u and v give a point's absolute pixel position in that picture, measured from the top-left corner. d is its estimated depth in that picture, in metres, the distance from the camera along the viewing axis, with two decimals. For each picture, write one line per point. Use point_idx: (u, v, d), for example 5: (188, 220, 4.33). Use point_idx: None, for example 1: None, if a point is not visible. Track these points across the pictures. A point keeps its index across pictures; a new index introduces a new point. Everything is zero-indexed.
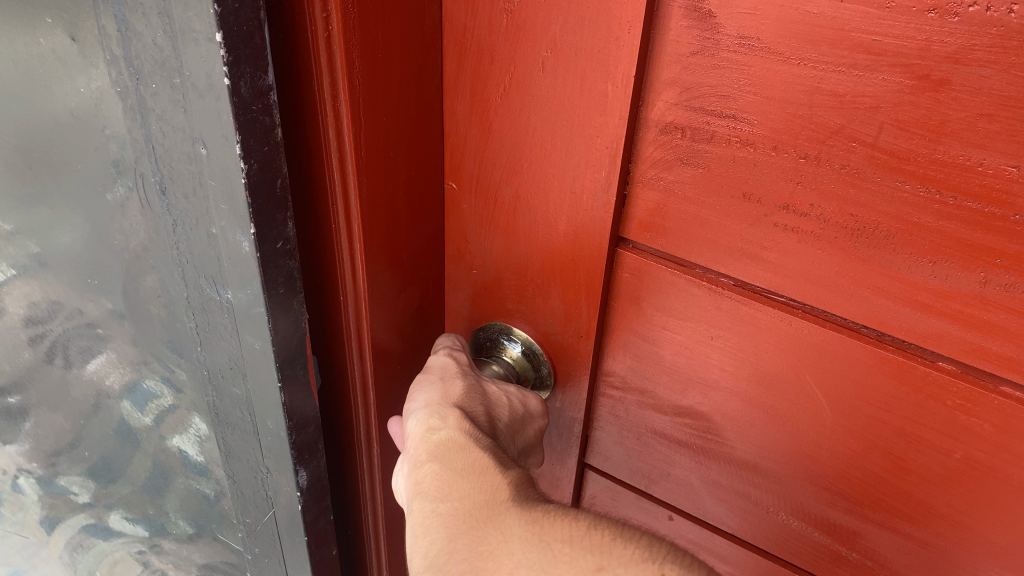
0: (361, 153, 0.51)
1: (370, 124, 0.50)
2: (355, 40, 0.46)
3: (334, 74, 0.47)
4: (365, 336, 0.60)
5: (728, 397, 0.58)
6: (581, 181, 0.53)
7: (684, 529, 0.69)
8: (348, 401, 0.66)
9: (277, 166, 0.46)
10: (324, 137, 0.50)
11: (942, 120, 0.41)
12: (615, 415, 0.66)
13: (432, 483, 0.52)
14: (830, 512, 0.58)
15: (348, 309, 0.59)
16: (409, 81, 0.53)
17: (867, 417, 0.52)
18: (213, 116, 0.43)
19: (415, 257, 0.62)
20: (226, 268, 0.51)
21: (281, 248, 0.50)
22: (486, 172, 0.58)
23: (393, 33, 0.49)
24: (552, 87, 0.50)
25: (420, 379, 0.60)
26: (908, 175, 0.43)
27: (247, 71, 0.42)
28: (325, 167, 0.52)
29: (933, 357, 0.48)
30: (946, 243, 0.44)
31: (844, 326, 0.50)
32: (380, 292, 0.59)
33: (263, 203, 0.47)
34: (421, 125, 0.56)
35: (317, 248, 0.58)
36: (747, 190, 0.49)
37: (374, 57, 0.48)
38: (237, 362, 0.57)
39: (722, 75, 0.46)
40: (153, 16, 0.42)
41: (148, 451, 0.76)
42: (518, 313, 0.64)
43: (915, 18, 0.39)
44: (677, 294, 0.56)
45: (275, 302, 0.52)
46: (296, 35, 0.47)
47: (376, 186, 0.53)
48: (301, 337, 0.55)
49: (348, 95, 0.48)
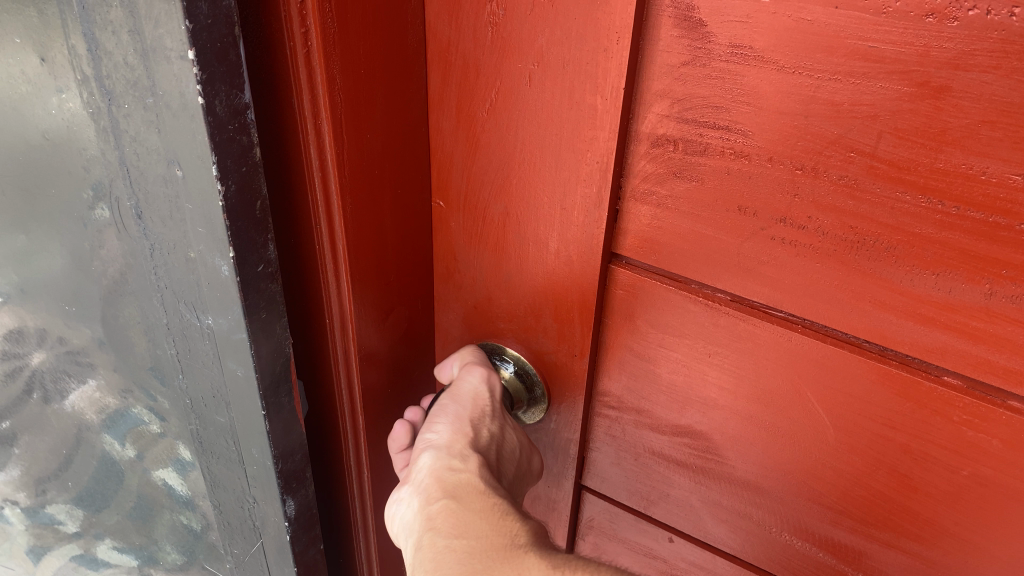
0: (346, 172, 0.49)
1: (353, 141, 0.49)
2: (336, 55, 0.45)
3: (314, 90, 0.46)
4: (353, 360, 0.58)
5: (727, 416, 0.57)
6: (571, 198, 0.51)
7: (684, 551, 0.67)
8: (337, 429, 0.64)
9: (256, 188, 0.45)
10: (305, 155, 0.49)
11: (943, 128, 0.39)
12: (612, 435, 0.64)
13: (446, 522, 0.52)
14: (836, 534, 0.57)
15: (335, 333, 0.57)
16: (393, 98, 0.51)
17: (870, 434, 0.51)
18: (188, 136, 0.42)
19: (404, 276, 0.60)
20: (206, 293, 0.49)
21: (262, 272, 0.48)
22: (474, 189, 0.56)
23: (374, 48, 0.48)
24: (540, 100, 0.49)
25: (446, 403, 0.58)
26: (909, 185, 0.42)
27: (222, 90, 0.41)
28: (308, 187, 0.50)
29: (938, 371, 0.47)
30: (949, 254, 0.42)
31: (844, 340, 0.49)
32: (367, 315, 0.57)
33: (242, 225, 0.45)
34: (406, 144, 0.54)
35: (301, 271, 0.56)
36: (742, 203, 0.47)
37: (357, 71, 0.47)
38: (220, 390, 0.56)
39: (715, 86, 0.44)
40: (124, 34, 0.41)
41: (135, 481, 0.74)
42: (510, 332, 0.62)
43: (913, 23, 0.38)
44: (672, 311, 0.54)
45: (259, 329, 0.50)
46: (274, 50, 0.45)
47: (360, 205, 0.52)
48: (285, 363, 0.53)
49: (329, 112, 0.46)
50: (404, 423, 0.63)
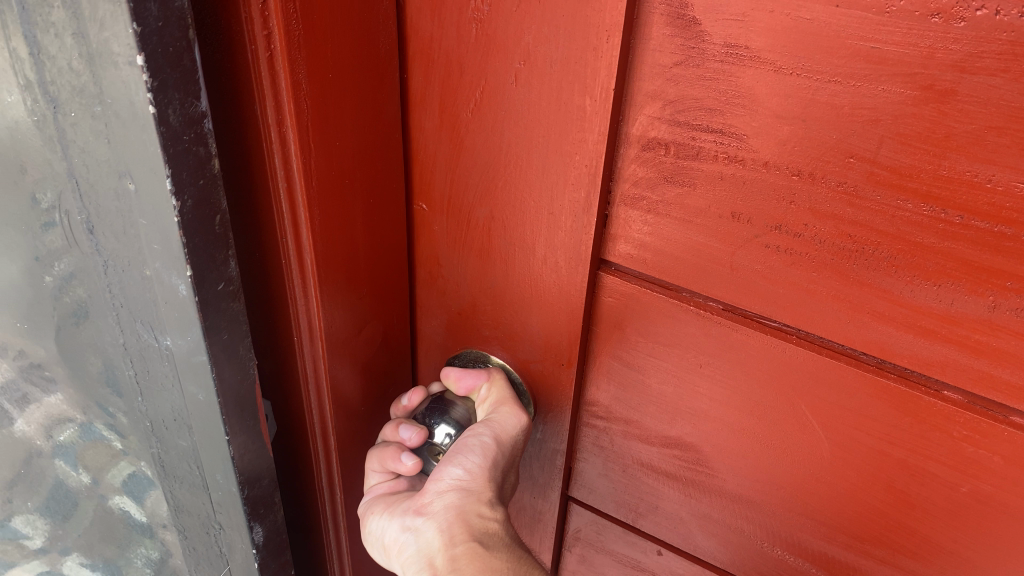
0: (313, 181, 0.47)
1: (320, 149, 0.47)
2: (301, 59, 0.43)
3: (278, 96, 0.44)
4: (324, 378, 0.56)
5: (719, 427, 0.55)
6: (559, 201, 0.49)
7: (673, 564, 0.65)
8: (306, 449, 0.62)
9: (214, 202, 0.44)
10: (269, 167, 0.47)
11: (947, 133, 0.38)
12: (599, 446, 0.62)
13: (472, 564, 0.54)
14: (830, 549, 0.55)
15: (304, 351, 0.55)
16: (364, 101, 0.49)
17: (867, 447, 0.49)
18: (141, 148, 0.40)
19: (380, 287, 0.58)
20: (164, 313, 0.48)
21: (222, 290, 0.47)
22: (457, 192, 0.54)
23: (343, 51, 0.46)
24: (527, 100, 0.47)
25: (486, 440, 0.56)
26: (910, 193, 0.40)
27: (176, 98, 0.39)
28: (272, 201, 0.48)
29: (937, 386, 0.45)
30: (951, 265, 0.41)
31: (841, 352, 0.47)
32: (338, 330, 0.55)
33: (199, 242, 0.44)
34: (380, 151, 0.52)
35: (266, 285, 0.53)
36: (735, 209, 0.45)
37: (324, 77, 0.45)
38: (180, 413, 0.54)
39: (709, 87, 0.42)
40: (67, 37, 0.39)
41: (90, 505, 0.71)
42: (495, 340, 0.59)
43: (917, 23, 0.36)
44: (663, 320, 0.52)
45: (221, 350, 0.49)
46: (234, 54, 0.43)
47: (330, 216, 0.50)
48: (248, 384, 0.53)
49: (295, 119, 0.45)
50: (411, 427, 0.58)
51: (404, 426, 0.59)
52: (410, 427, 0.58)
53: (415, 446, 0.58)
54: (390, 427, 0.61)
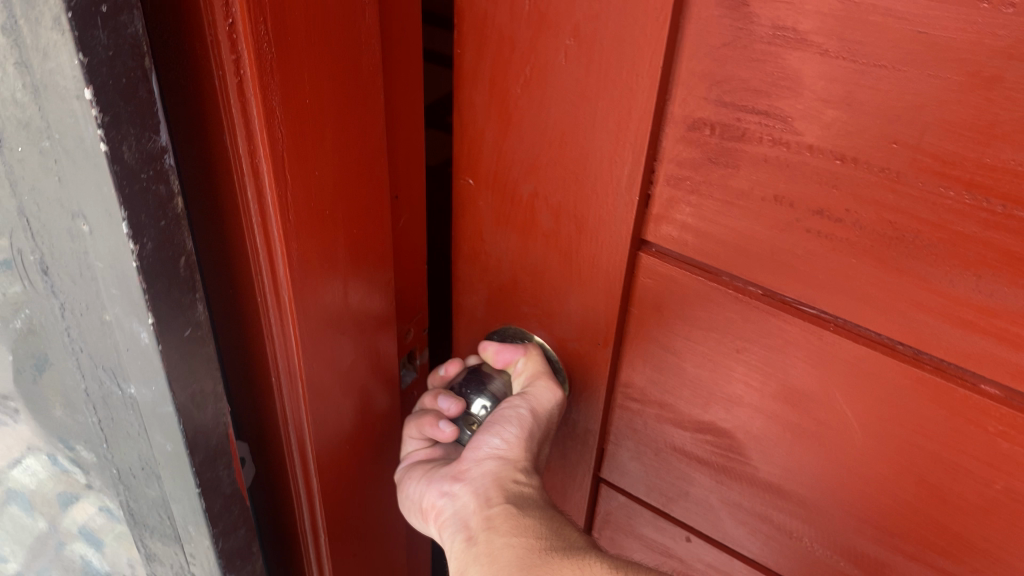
0: (290, 211, 0.45)
1: (298, 179, 0.45)
2: (274, 84, 0.41)
3: (249, 124, 0.42)
4: (303, 416, 0.55)
5: (753, 414, 0.55)
6: (602, 178, 0.50)
7: (702, 551, 0.65)
8: (287, 479, 0.61)
9: (177, 243, 0.43)
10: (243, 198, 0.45)
11: (992, 121, 0.38)
12: (632, 428, 0.62)
13: (505, 523, 0.54)
14: (859, 542, 0.55)
15: (281, 379, 0.53)
16: (348, 128, 0.46)
17: (900, 439, 0.49)
18: (93, 188, 0.39)
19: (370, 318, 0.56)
20: (127, 360, 0.47)
21: (188, 335, 0.46)
22: (504, 167, 0.54)
23: (325, 74, 0.43)
24: (575, 77, 0.47)
25: (522, 411, 0.58)
26: (953, 180, 0.40)
27: (131, 134, 0.37)
28: (247, 233, 0.47)
29: (975, 380, 0.45)
30: (992, 255, 0.41)
31: (879, 342, 0.47)
32: (320, 363, 0.53)
33: (161, 286, 0.43)
34: (368, 178, 0.50)
35: (246, 314, 0.52)
36: (778, 192, 0.45)
37: (301, 103, 0.43)
38: (149, 461, 0.54)
39: (757, 69, 0.43)
40: (11, 69, 0.37)
41: (67, 529, 0.70)
42: (534, 318, 0.60)
43: (966, 8, 0.36)
44: (700, 304, 0.52)
45: (187, 399, 0.48)
46: (204, 79, 0.42)
47: (309, 249, 0.48)
48: (221, 430, 0.52)
49: (268, 148, 0.43)
50: (450, 397, 0.59)
51: (443, 396, 0.60)
52: (448, 398, 0.59)
53: (452, 417, 0.59)
54: (428, 397, 0.62)
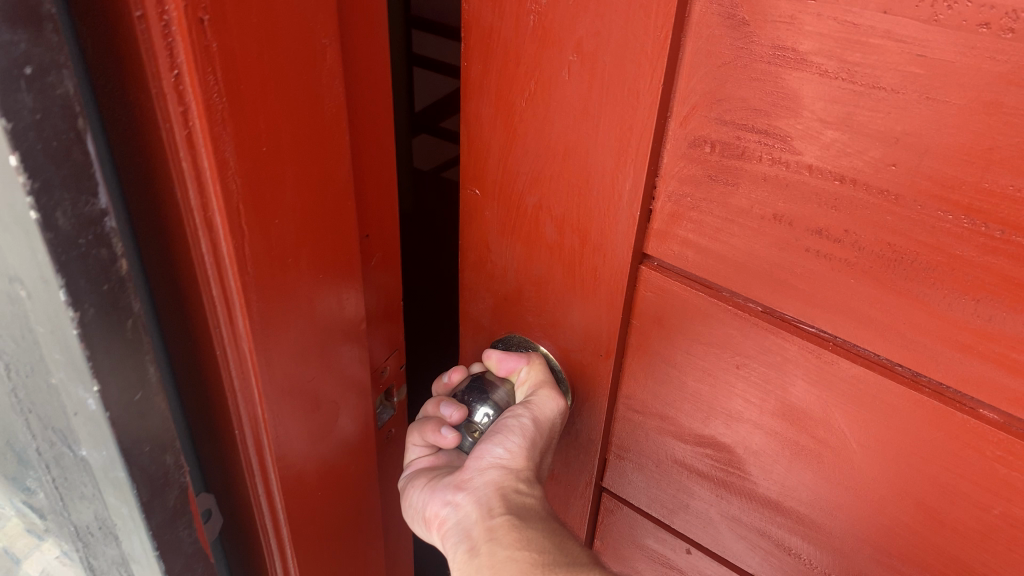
0: (248, 264, 0.44)
1: (256, 228, 0.44)
2: (226, 134, 0.39)
3: (202, 177, 0.40)
4: (270, 465, 0.53)
5: (753, 430, 0.55)
6: (605, 192, 0.50)
7: (702, 563, 0.65)
8: (256, 531, 0.59)
9: (123, 305, 0.41)
10: (196, 253, 0.43)
11: (990, 146, 0.37)
12: (633, 439, 0.62)
13: (508, 536, 0.55)
14: (858, 562, 0.54)
15: (245, 435, 0.52)
16: (305, 172, 0.46)
17: (898, 460, 0.49)
18: (27, 255, 0.36)
19: (339, 360, 0.56)
20: (75, 425, 0.44)
21: (138, 399, 0.44)
22: (509, 178, 0.55)
23: (280, 118, 0.42)
24: (578, 92, 0.48)
25: (525, 422, 0.58)
26: (951, 204, 0.40)
27: (66, 199, 0.35)
28: (203, 288, 0.45)
29: (974, 404, 0.45)
30: (990, 280, 0.40)
31: (876, 362, 0.47)
32: (285, 412, 0.52)
33: (107, 350, 0.41)
34: (328, 221, 0.49)
35: (204, 368, 0.50)
36: (777, 210, 0.45)
37: (257, 150, 0.42)
38: (105, 522, 0.50)
39: (757, 88, 0.42)
40: None
41: None
42: (538, 327, 0.61)
43: (965, 33, 0.36)
44: (701, 318, 0.52)
45: (142, 469, 0.46)
46: (149, 132, 0.39)
47: (268, 299, 0.46)
48: (178, 491, 0.49)
49: (223, 201, 0.41)
50: (453, 406, 0.59)
51: (446, 404, 0.60)
52: (450, 405, 0.60)
53: (455, 424, 0.60)
54: (431, 403, 0.62)
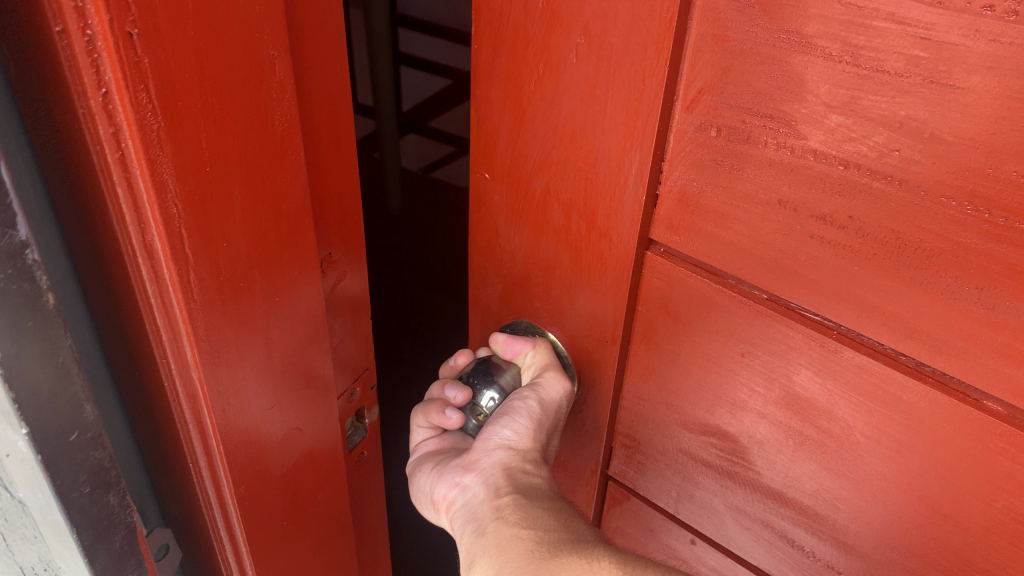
0: (192, 289, 0.43)
1: (201, 251, 0.43)
2: (164, 156, 0.39)
3: (139, 204, 0.39)
4: (229, 499, 0.53)
5: (756, 419, 0.54)
6: (610, 176, 0.51)
7: (706, 554, 0.65)
8: (219, 558, 0.59)
9: (55, 346, 0.41)
10: (138, 280, 0.43)
11: (995, 131, 0.37)
12: (639, 428, 0.63)
13: (514, 514, 0.55)
14: (860, 555, 0.54)
15: (199, 464, 0.51)
16: (255, 192, 0.45)
17: (901, 452, 0.48)
18: None
19: (302, 379, 0.56)
20: (9, 468, 0.44)
21: (75, 440, 0.45)
22: (517, 161, 0.55)
23: (227, 137, 0.42)
24: (585, 75, 0.48)
25: (531, 403, 0.58)
26: (956, 190, 0.39)
27: None
28: (147, 314, 0.44)
29: (977, 396, 0.44)
30: (995, 267, 0.40)
31: (880, 352, 0.47)
32: (244, 434, 0.51)
33: (33, 395, 0.41)
34: (283, 242, 0.49)
35: (154, 394, 0.50)
36: (782, 196, 0.45)
37: (201, 173, 0.41)
38: (48, 562, 0.51)
39: (763, 72, 0.42)
40: None
41: None
42: (545, 313, 0.61)
43: (970, 15, 0.35)
44: (706, 306, 0.52)
45: (81, 511, 0.47)
46: (82, 155, 0.39)
47: (217, 326, 0.46)
48: (123, 528, 0.50)
49: (164, 226, 0.40)
50: (457, 387, 0.61)
51: (450, 386, 0.61)
52: (455, 387, 0.61)
53: (459, 405, 0.61)
54: (436, 386, 0.64)
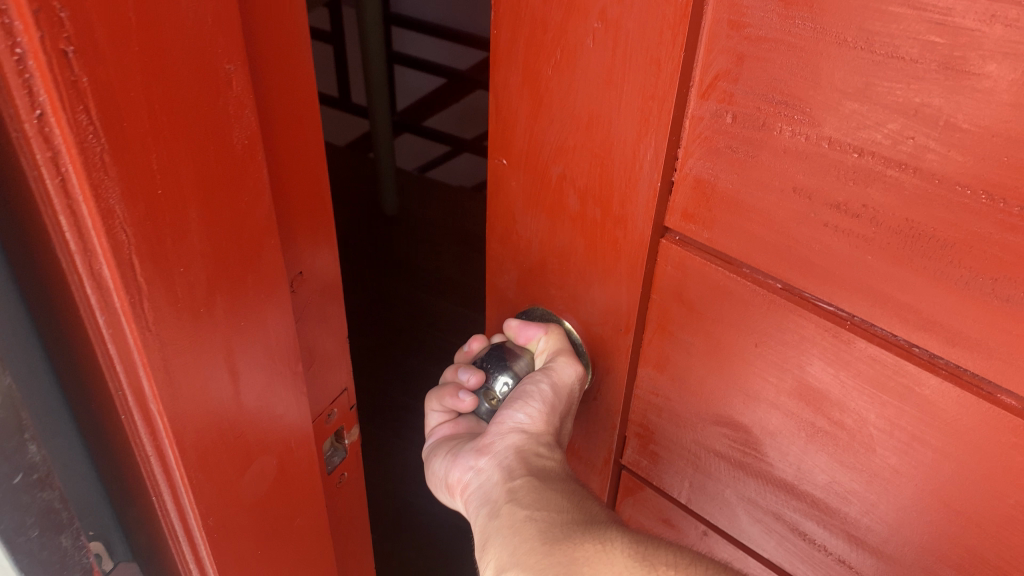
0: (147, 318, 0.40)
1: (156, 280, 0.39)
2: (110, 179, 0.35)
3: (84, 231, 0.36)
4: (197, 535, 0.49)
5: (769, 410, 0.54)
6: (626, 163, 0.51)
7: (718, 546, 0.65)
8: None
9: None
10: (84, 315, 0.39)
11: (1011, 118, 0.36)
12: (652, 418, 0.63)
13: (528, 496, 0.55)
14: (872, 549, 0.53)
15: (162, 496, 0.47)
16: (215, 214, 0.42)
17: (914, 446, 0.48)
18: None
19: (279, 405, 0.53)
20: None
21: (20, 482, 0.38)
22: (535, 147, 0.56)
23: (182, 155, 0.39)
24: (602, 60, 0.48)
25: (543, 387, 0.58)
26: (971, 179, 0.39)
27: None
28: (96, 351, 0.40)
29: (992, 389, 0.43)
30: (1009, 258, 0.39)
31: (893, 343, 0.46)
32: (210, 472, 0.48)
33: None
34: (247, 264, 0.45)
35: (104, 438, 0.46)
36: (796, 184, 0.45)
37: (154, 195, 0.38)
38: None
39: (777, 58, 0.42)
40: None
41: None
42: (560, 301, 0.61)
43: None
44: (720, 294, 0.52)
45: (31, 558, 0.40)
46: (15, 184, 0.35)
47: (177, 360, 0.42)
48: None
49: (113, 254, 0.37)
50: (470, 370, 0.62)
51: (463, 369, 0.62)
52: (468, 369, 0.62)
53: (472, 388, 0.62)
54: (450, 369, 0.65)
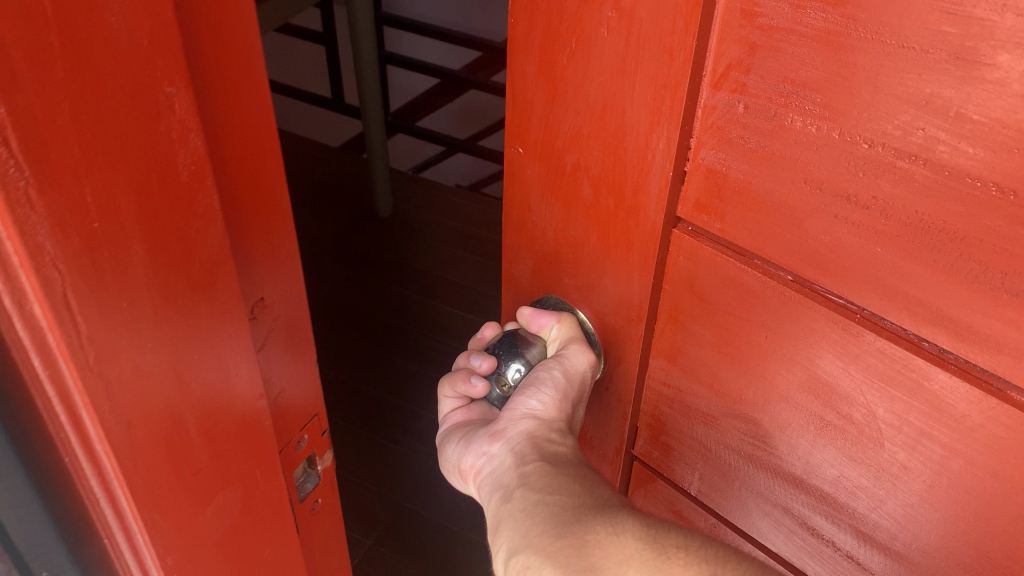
0: (88, 355, 0.37)
1: (96, 316, 0.37)
2: (40, 215, 0.33)
3: (15, 270, 0.33)
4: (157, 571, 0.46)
5: (779, 403, 0.54)
6: (639, 152, 0.51)
7: (728, 539, 0.65)
8: None
9: None
10: (15, 354, 0.36)
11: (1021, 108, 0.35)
12: (664, 409, 0.63)
13: (540, 480, 0.56)
14: (881, 545, 0.53)
15: (115, 536, 0.44)
16: (161, 242, 0.39)
17: (923, 441, 0.47)
18: None
19: (244, 433, 0.50)
20: None
21: None
22: (550, 136, 0.56)
23: (124, 183, 0.36)
24: (616, 49, 0.49)
25: (555, 373, 0.59)
26: (981, 170, 0.38)
27: None
28: (29, 391, 0.38)
29: (1002, 387, 0.43)
30: (1019, 252, 0.38)
31: (902, 337, 0.46)
32: (164, 516, 0.45)
33: None
34: (199, 293, 0.42)
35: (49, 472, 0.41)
36: (806, 175, 0.45)
37: (92, 228, 0.35)
38: None
39: (788, 47, 0.42)
40: None
41: None
42: (574, 290, 0.62)
43: None
44: (732, 285, 0.52)
45: None
46: None
47: (125, 399, 0.39)
48: None
49: (45, 293, 0.34)
50: (483, 356, 0.62)
51: (476, 355, 0.63)
52: (480, 355, 0.63)
53: (485, 374, 0.63)
54: (465, 356, 0.65)
